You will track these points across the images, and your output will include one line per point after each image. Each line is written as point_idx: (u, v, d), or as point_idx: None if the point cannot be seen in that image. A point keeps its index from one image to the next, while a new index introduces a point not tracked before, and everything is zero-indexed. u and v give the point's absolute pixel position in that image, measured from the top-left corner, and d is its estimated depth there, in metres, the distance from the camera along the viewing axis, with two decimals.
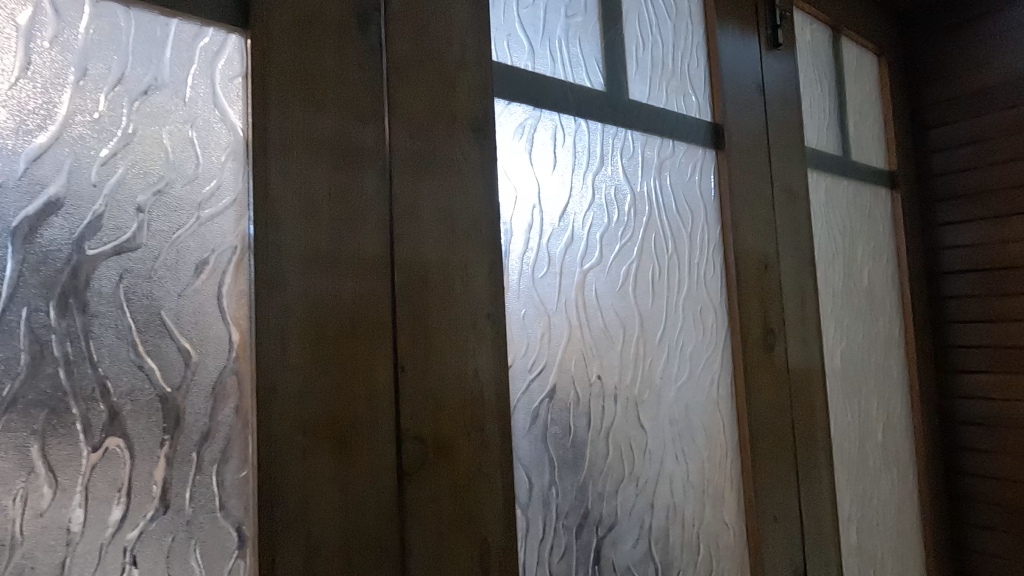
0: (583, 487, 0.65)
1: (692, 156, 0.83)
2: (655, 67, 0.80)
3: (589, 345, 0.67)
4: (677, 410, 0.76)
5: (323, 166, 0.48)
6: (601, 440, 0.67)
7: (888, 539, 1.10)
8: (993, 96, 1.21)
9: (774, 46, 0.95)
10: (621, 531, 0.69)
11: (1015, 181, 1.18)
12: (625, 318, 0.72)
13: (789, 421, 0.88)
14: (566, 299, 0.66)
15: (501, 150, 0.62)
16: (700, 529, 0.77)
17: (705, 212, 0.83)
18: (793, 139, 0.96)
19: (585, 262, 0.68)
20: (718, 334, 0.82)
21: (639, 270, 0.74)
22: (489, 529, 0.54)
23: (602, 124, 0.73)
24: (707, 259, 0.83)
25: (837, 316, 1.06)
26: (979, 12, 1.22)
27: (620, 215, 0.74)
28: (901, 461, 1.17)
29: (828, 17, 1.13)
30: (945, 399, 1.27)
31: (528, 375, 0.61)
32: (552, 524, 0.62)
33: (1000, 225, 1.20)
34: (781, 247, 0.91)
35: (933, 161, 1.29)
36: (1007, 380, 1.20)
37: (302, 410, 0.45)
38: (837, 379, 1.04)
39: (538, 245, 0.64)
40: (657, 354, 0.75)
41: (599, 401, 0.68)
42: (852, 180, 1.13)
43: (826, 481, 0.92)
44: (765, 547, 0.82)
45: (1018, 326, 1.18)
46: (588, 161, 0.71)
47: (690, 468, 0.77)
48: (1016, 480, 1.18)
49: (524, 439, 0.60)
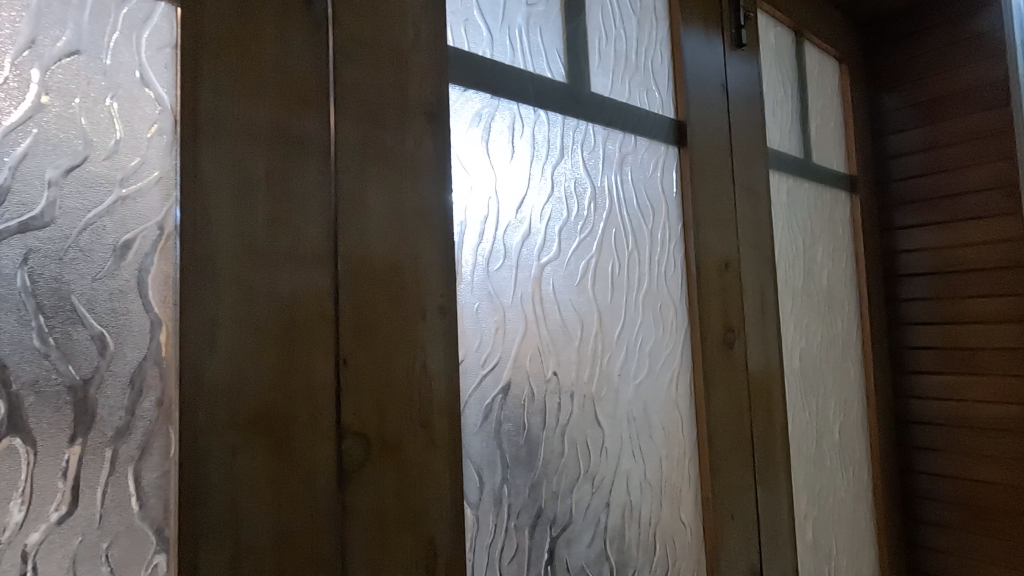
0: (536, 485, 0.64)
1: (655, 150, 0.82)
2: (619, 60, 0.79)
3: (545, 341, 0.66)
4: (634, 407, 0.76)
5: (259, 149, 0.45)
6: (556, 437, 0.67)
7: (843, 533, 1.12)
8: (953, 103, 1.25)
9: (738, 46, 0.94)
10: (576, 531, 0.68)
11: (968, 188, 1.23)
12: (583, 313, 0.71)
13: (747, 421, 0.88)
14: (522, 293, 0.65)
15: (456, 139, 0.60)
16: (656, 528, 0.77)
17: (667, 207, 0.83)
18: (757, 138, 0.96)
19: (543, 255, 0.67)
20: (678, 331, 0.82)
21: (598, 265, 0.73)
22: (434, 529, 0.53)
23: (563, 116, 0.71)
24: (668, 255, 0.82)
25: (798, 315, 1.07)
26: (940, 22, 1.26)
27: (580, 208, 0.72)
28: (857, 456, 1.19)
29: (797, 16, 1.13)
30: (898, 398, 1.32)
31: (481, 370, 0.60)
32: (502, 522, 0.61)
33: (954, 230, 1.24)
34: (742, 247, 0.91)
35: (892, 166, 1.33)
36: (959, 380, 1.24)
37: (231, 404, 0.43)
38: (796, 378, 1.05)
39: (494, 237, 0.63)
40: (615, 351, 0.74)
41: (554, 397, 0.67)
42: (815, 179, 1.15)
43: (783, 480, 0.93)
44: (721, 544, 0.82)
45: (967, 327, 1.23)
46: (548, 153, 0.69)
47: (647, 465, 0.76)
48: (966, 477, 1.23)
49: (475, 437, 0.59)
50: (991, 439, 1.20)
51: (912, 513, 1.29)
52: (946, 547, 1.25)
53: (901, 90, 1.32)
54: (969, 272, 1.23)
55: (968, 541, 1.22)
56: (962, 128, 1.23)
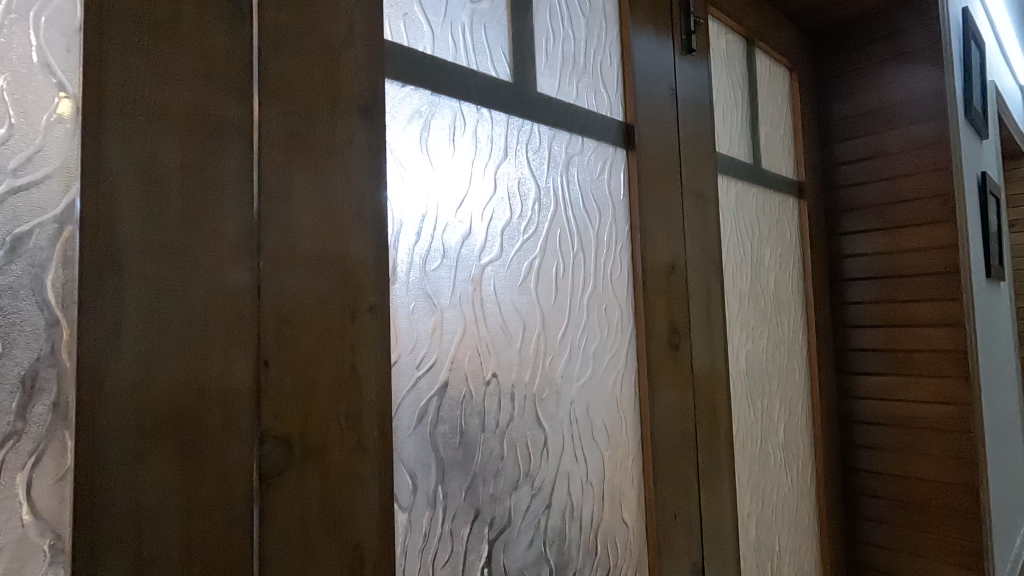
0: (472, 487, 0.63)
1: (603, 152, 0.83)
2: (566, 61, 0.79)
3: (485, 342, 0.66)
4: (577, 408, 0.76)
5: (173, 140, 0.43)
6: (495, 440, 0.66)
7: (786, 530, 1.14)
8: (894, 114, 1.30)
9: (688, 51, 0.96)
10: (514, 534, 0.67)
11: (908, 196, 1.28)
12: (526, 314, 0.71)
13: (691, 422, 0.90)
14: (461, 293, 0.64)
15: (392, 136, 0.59)
16: (598, 528, 0.77)
17: (614, 209, 0.83)
18: (705, 143, 0.98)
19: (483, 256, 0.67)
20: (622, 332, 0.83)
21: (542, 266, 0.73)
22: (361, 534, 0.52)
23: (507, 116, 0.71)
24: (615, 256, 0.83)
25: (744, 317, 1.09)
26: (883, 35, 1.31)
27: (523, 208, 0.72)
28: (801, 455, 1.22)
29: (748, 23, 1.15)
30: (843, 398, 1.36)
31: (416, 372, 0.59)
32: (436, 526, 0.60)
33: (895, 235, 1.29)
34: (689, 250, 0.92)
35: (838, 173, 1.37)
36: (898, 381, 1.29)
37: (136, 407, 0.41)
38: (741, 380, 1.07)
39: (432, 236, 0.62)
40: (558, 352, 0.74)
41: (493, 399, 0.66)
42: (763, 185, 1.17)
43: (727, 481, 0.95)
44: (663, 544, 0.83)
45: (907, 330, 1.28)
46: (491, 152, 0.69)
47: (589, 466, 0.77)
48: (903, 475, 1.28)
49: (409, 439, 0.58)
50: (927, 438, 1.25)
51: (853, 510, 1.33)
52: (884, 542, 1.29)
53: (848, 99, 1.36)
54: (908, 277, 1.28)
55: (905, 536, 1.27)
56: (903, 138, 1.28)
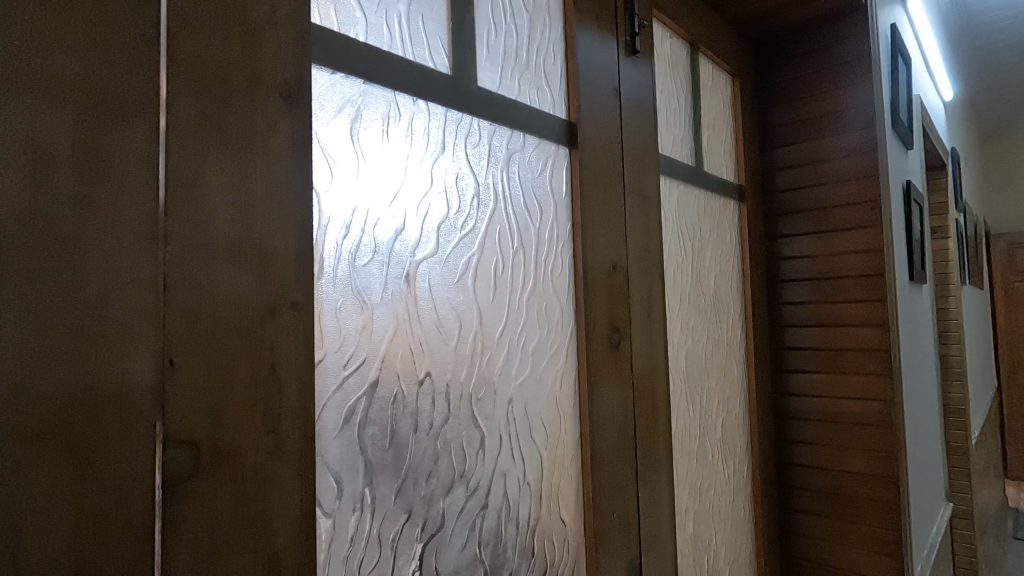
0: (403, 489, 0.61)
1: (545, 150, 0.82)
2: (508, 56, 0.78)
3: (419, 340, 0.64)
4: (515, 407, 0.75)
5: (64, 119, 0.40)
6: (428, 441, 0.64)
7: (723, 524, 1.17)
8: (828, 122, 1.35)
9: (632, 53, 0.96)
10: (448, 536, 0.66)
11: (839, 202, 1.34)
12: (462, 312, 0.69)
13: (631, 419, 0.90)
14: (393, 290, 0.62)
15: (320, 125, 0.56)
16: (535, 527, 0.77)
17: (556, 208, 0.83)
18: (646, 143, 0.99)
19: (418, 252, 0.65)
20: (563, 331, 0.82)
21: (480, 263, 0.72)
22: (278, 540, 0.49)
23: (446, 110, 0.69)
24: (556, 255, 0.83)
25: (684, 316, 1.11)
26: (818, 46, 1.37)
27: (461, 203, 0.71)
28: (738, 451, 1.26)
29: (692, 28, 1.18)
30: (778, 395, 1.41)
31: (343, 371, 0.57)
32: (363, 530, 0.58)
33: (827, 239, 1.35)
34: (630, 249, 0.93)
35: (776, 177, 1.42)
36: (828, 378, 1.35)
37: (14, 409, 0.37)
38: (681, 377, 1.09)
39: (363, 231, 0.59)
40: (496, 350, 0.73)
41: (427, 399, 0.65)
42: (704, 187, 1.20)
43: (664, 477, 0.97)
44: (600, 541, 0.83)
45: (837, 329, 1.34)
46: (427, 145, 0.67)
47: (527, 465, 0.76)
48: (833, 468, 1.33)
49: (334, 441, 0.55)
50: (854, 432, 1.31)
51: (787, 503, 1.39)
52: (814, 532, 1.35)
53: (786, 107, 1.41)
54: (839, 279, 1.34)
55: (833, 527, 1.33)
56: (835, 146, 1.34)
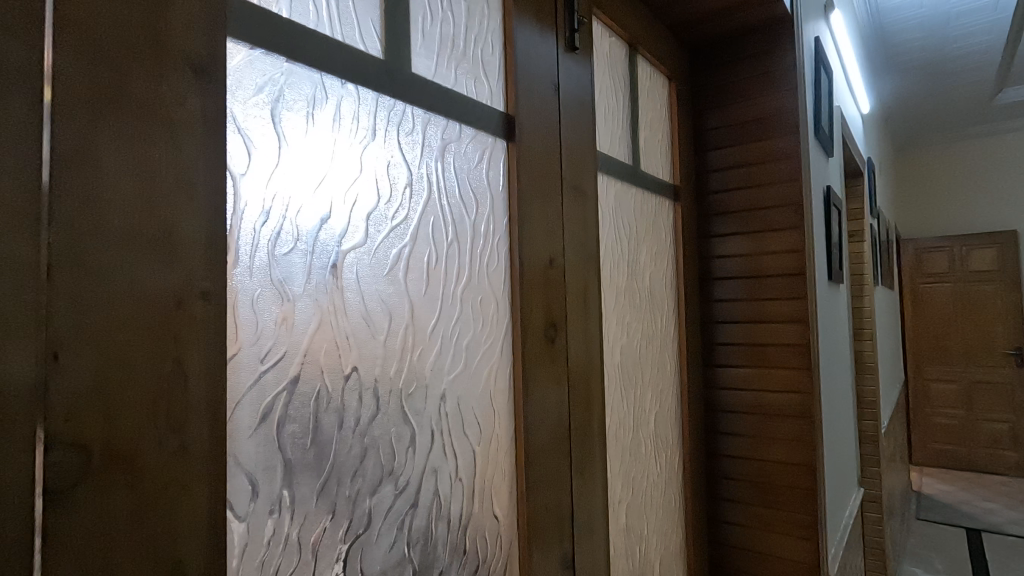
0: (326, 488, 0.59)
1: (481, 142, 0.81)
2: (444, 44, 0.77)
3: (344, 334, 0.61)
4: (447, 403, 0.74)
5: None
6: (354, 438, 0.62)
7: (654, 515, 1.21)
8: (757, 127, 1.42)
9: (571, 49, 0.97)
10: (374, 536, 0.64)
11: (766, 204, 1.40)
12: (392, 305, 0.67)
13: (565, 413, 0.91)
14: (317, 281, 0.59)
15: (237, 104, 0.53)
16: (467, 523, 0.76)
17: (493, 201, 0.82)
18: (584, 140, 1.00)
19: (345, 242, 0.62)
20: (498, 325, 0.82)
21: (412, 255, 0.70)
22: (184, 549, 0.46)
23: (377, 95, 0.67)
24: (492, 249, 0.82)
25: (620, 312, 1.13)
26: (749, 53, 1.42)
27: (393, 193, 0.68)
28: (670, 443, 1.29)
29: (631, 29, 1.20)
30: (708, 389, 1.46)
31: (260, 367, 0.53)
32: (281, 533, 0.55)
33: (755, 239, 1.41)
34: (567, 245, 0.94)
35: (709, 179, 1.47)
36: (755, 372, 1.41)
37: None
38: (615, 372, 1.10)
39: (284, 218, 0.56)
40: (428, 345, 0.71)
41: (353, 394, 0.62)
42: (641, 186, 1.22)
43: (598, 470, 0.98)
44: (533, 536, 0.83)
45: (762, 326, 1.41)
46: (357, 130, 0.64)
47: (459, 461, 0.75)
48: (758, 457, 1.40)
49: (248, 440, 0.52)
50: (777, 423, 1.38)
51: (715, 492, 1.44)
52: (740, 519, 1.41)
53: (719, 111, 1.46)
54: (766, 278, 1.40)
55: (757, 514, 1.39)
56: (764, 150, 1.41)
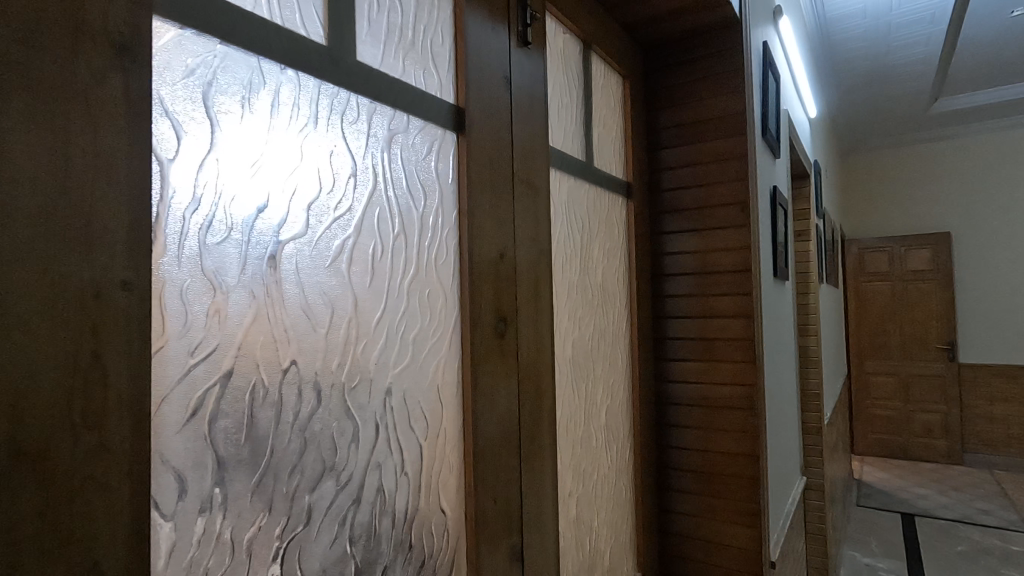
0: (262, 485, 0.57)
1: (430, 134, 0.80)
2: (392, 33, 0.75)
3: (282, 327, 0.60)
4: (393, 397, 0.73)
5: None
6: (293, 434, 0.60)
7: (605, 506, 1.23)
8: (708, 127, 1.45)
9: (524, 44, 0.97)
10: (314, 533, 0.62)
11: (716, 202, 1.44)
12: (335, 298, 0.66)
13: (515, 407, 0.91)
14: (253, 272, 0.57)
15: (164, 86, 0.50)
16: (412, 518, 0.75)
17: (442, 193, 0.82)
18: (536, 135, 1.00)
19: (284, 232, 0.60)
20: (447, 318, 0.81)
21: (356, 247, 0.69)
22: (102, 550, 0.44)
23: (319, 83, 0.65)
24: (441, 242, 0.81)
25: (572, 307, 1.14)
26: (700, 55, 1.46)
27: (336, 183, 0.67)
28: (621, 436, 1.32)
29: (585, 26, 1.21)
30: (659, 382, 1.50)
31: (189, 360, 0.51)
32: (212, 532, 0.53)
33: (705, 236, 1.45)
34: (518, 240, 0.94)
35: (662, 177, 1.50)
36: (703, 366, 1.45)
37: None
38: (567, 366, 1.12)
39: (217, 206, 0.54)
40: (372, 339, 0.70)
41: (292, 389, 0.60)
42: (594, 183, 1.24)
43: (548, 463, 0.99)
44: (481, 529, 0.83)
45: (711, 321, 1.45)
46: (297, 118, 0.62)
47: (405, 455, 0.74)
48: (706, 448, 1.44)
49: (176, 437, 0.50)
50: (723, 415, 1.43)
51: (665, 483, 1.48)
52: (689, 509, 1.45)
53: (671, 111, 1.49)
54: (714, 274, 1.44)
55: (705, 503, 1.43)
56: (714, 149, 1.45)
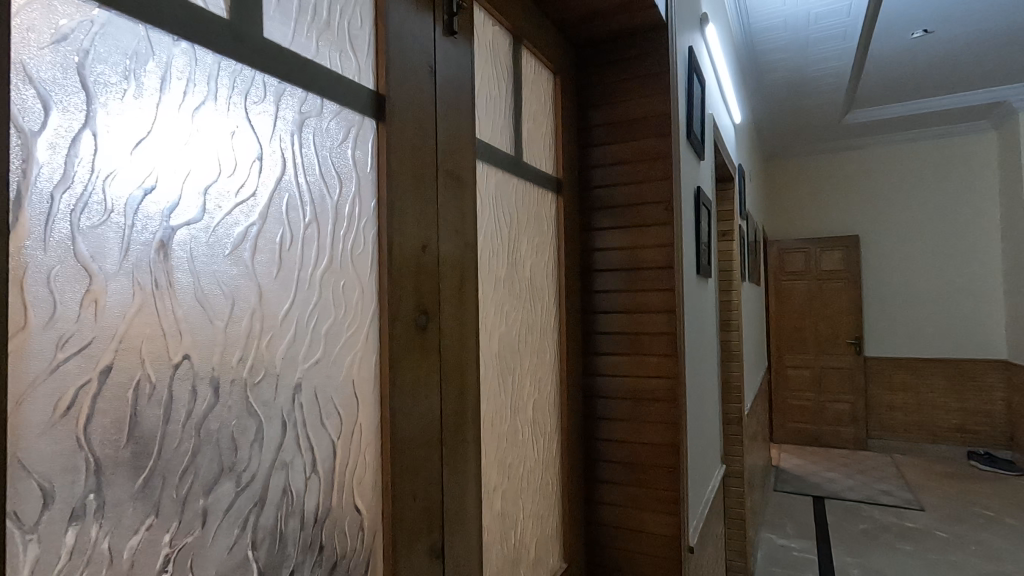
0: (147, 489, 0.53)
1: (347, 119, 0.77)
2: (304, 12, 0.72)
3: (173, 319, 0.55)
4: (302, 393, 0.70)
5: None
6: (185, 432, 0.56)
7: (531, 499, 1.24)
8: (636, 127, 1.49)
9: (450, 33, 0.95)
10: (210, 538, 0.59)
11: (643, 200, 1.48)
12: (236, 288, 0.62)
13: (437, 401, 0.90)
14: (138, 258, 0.52)
15: (26, 50, 0.45)
16: (323, 517, 0.72)
17: (359, 182, 0.79)
18: (463, 126, 0.99)
19: (176, 217, 0.56)
20: (364, 311, 0.79)
21: (261, 235, 0.65)
22: None
23: (219, 58, 0.61)
24: (358, 232, 0.78)
25: (499, 300, 1.14)
26: (630, 56, 1.49)
27: (238, 166, 0.63)
28: (548, 429, 1.33)
29: (515, 20, 1.20)
30: (587, 375, 1.52)
31: (58, 355, 0.46)
32: (86, 542, 0.48)
33: (632, 233, 1.49)
34: (442, 232, 0.92)
35: (592, 174, 1.52)
36: (630, 360, 1.49)
37: None
38: (493, 360, 1.11)
39: (92, 184, 0.49)
40: (280, 332, 0.67)
41: (185, 385, 0.56)
42: (523, 177, 1.24)
43: (472, 458, 0.98)
44: (399, 527, 0.81)
45: (638, 316, 1.49)
46: (192, 95, 0.58)
47: (315, 453, 0.71)
48: (631, 439, 1.48)
49: (41, 439, 0.45)
50: (648, 407, 1.47)
51: (592, 474, 1.51)
52: (614, 499, 1.48)
53: (601, 110, 1.52)
54: (641, 270, 1.48)
55: (629, 493, 1.47)
56: (641, 149, 1.49)
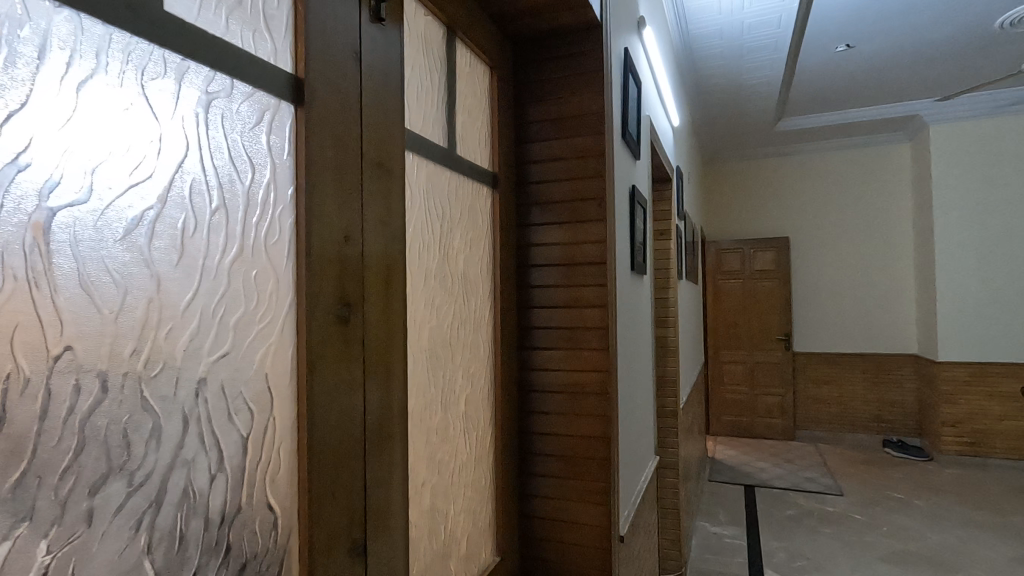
0: (20, 490, 0.49)
1: (261, 102, 0.74)
2: None
3: (52, 306, 0.51)
4: (207, 387, 0.66)
5: None
6: (68, 429, 0.52)
7: (462, 494, 1.23)
8: (572, 124, 1.51)
9: (377, 19, 0.93)
10: (97, 542, 0.55)
11: (578, 196, 1.50)
12: (129, 276, 0.58)
13: (360, 395, 0.87)
14: (9, 240, 0.48)
15: None
16: (230, 515, 0.69)
17: (274, 168, 0.76)
18: (391, 116, 0.97)
19: (57, 196, 0.52)
20: (279, 302, 0.76)
21: (159, 220, 0.61)
22: None
23: (110, 29, 0.57)
24: (273, 220, 0.75)
25: (430, 294, 1.13)
26: (566, 53, 1.51)
27: (132, 146, 0.59)
28: (481, 423, 1.33)
29: (449, 10, 1.19)
30: (523, 370, 1.53)
31: None
32: None
33: (568, 229, 1.50)
34: (367, 222, 0.90)
35: (528, 170, 1.53)
36: (565, 354, 1.50)
37: None
38: (422, 353, 1.10)
39: None
40: (181, 322, 0.63)
41: (67, 378, 0.52)
42: (456, 171, 1.22)
43: (397, 452, 0.97)
44: (316, 526, 0.78)
45: (573, 311, 1.50)
46: (77, 66, 0.54)
47: (221, 450, 0.68)
48: (564, 432, 1.49)
49: None
50: (582, 400, 1.49)
51: (526, 468, 1.52)
52: (547, 492, 1.50)
53: (538, 106, 1.53)
54: (576, 266, 1.50)
55: (562, 486, 1.49)
56: (576, 146, 1.51)
